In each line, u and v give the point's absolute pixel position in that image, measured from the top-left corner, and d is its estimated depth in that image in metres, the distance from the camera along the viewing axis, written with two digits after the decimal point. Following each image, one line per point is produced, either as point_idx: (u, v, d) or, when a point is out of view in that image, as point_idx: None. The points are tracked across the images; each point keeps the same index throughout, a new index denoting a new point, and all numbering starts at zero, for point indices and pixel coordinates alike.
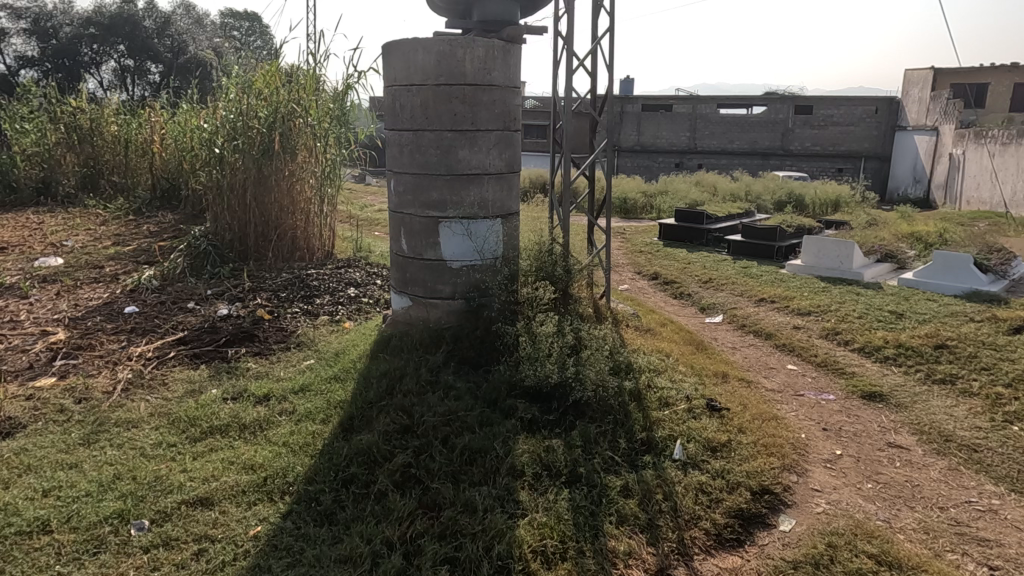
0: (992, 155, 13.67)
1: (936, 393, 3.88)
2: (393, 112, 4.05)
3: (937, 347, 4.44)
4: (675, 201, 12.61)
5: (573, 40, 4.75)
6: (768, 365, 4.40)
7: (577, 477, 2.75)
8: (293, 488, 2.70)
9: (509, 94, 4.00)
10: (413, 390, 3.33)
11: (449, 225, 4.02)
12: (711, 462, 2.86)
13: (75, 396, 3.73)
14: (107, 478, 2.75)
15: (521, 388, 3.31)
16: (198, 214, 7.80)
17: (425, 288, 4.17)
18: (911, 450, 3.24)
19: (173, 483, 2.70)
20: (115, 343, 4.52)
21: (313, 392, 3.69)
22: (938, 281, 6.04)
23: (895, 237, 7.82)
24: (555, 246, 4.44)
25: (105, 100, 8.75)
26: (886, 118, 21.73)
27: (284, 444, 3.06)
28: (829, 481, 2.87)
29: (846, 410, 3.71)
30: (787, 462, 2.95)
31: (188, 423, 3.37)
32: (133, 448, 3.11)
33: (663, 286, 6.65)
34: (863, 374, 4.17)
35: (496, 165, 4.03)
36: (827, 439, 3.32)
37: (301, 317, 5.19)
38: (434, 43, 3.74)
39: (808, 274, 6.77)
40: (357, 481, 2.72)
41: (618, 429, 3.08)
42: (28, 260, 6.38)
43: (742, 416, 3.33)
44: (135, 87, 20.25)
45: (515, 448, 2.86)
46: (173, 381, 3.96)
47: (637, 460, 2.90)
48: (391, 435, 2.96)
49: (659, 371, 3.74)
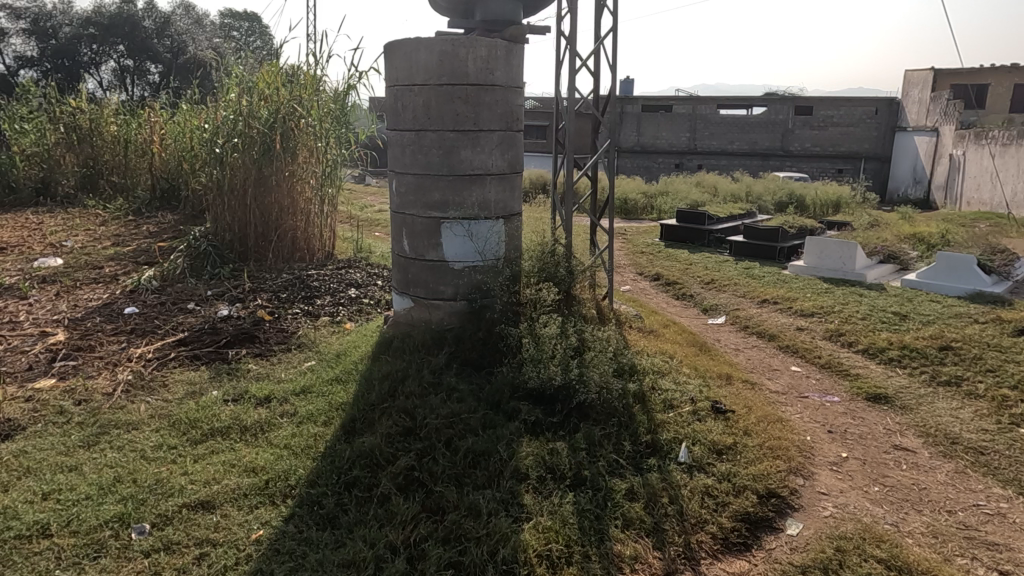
0: (992, 156, 13.65)
1: (941, 395, 3.86)
2: (395, 112, 4.03)
3: (942, 348, 4.42)
4: (675, 202, 12.59)
5: (576, 41, 4.73)
6: (771, 366, 4.38)
7: (582, 481, 2.72)
8: (295, 491, 2.67)
9: (512, 94, 3.98)
10: (415, 391, 3.31)
11: (451, 226, 3.99)
12: (717, 465, 2.84)
13: (74, 397, 3.71)
14: (108, 481, 2.72)
15: (524, 390, 3.29)
16: (197, 214, 7.77)
17: (427, 289, 4.14)
18: (918, 452, 3.22)
19: (174, 486, 2.67)
20: (114, 344, 4.49)
21: (314, 394, 3.67)
22: (940, 282, 6.03)
23: (897, 238, 7.80)
24: (557, 247, 4.42)
25: (104, 100, 8.73)
26: (887, 119, 21.73)
27: (285, 447, 3.04)
28: (836, 484, 2.85)
29: (851, 412, 3.68)
30: (793, 465, 2.93)
31: (188, 425, 3.34)
32: (133, 450, 3.08)
33: (665, 287, 6.63)
34: (868, 376, 4.15)
35: (498, 165, 4.01)
36: (832, 441, 3.29)
37: (302, 318, 5.16)
38: (437, 43, 3.72)
39: (810, 274, 6.76)
40: (359, 484, 2.69)
41: (622, 431, 3.05)
42: (27, 260, 6.36)
43: (747, 418, 3.30)
44: (135, 87, 20.22)
45: (519, 451, 2.84)
46: (173, 383, 3.93)
47: (643, 463, 2.88)
48: (394, 438, 2.93)
49: (663, 373, 3.72)
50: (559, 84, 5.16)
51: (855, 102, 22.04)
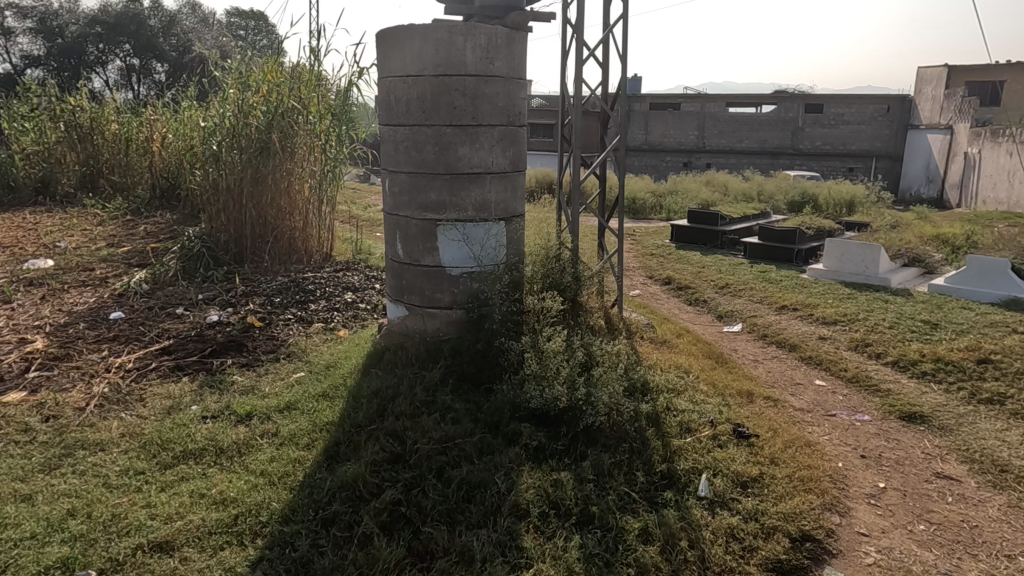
0: (1009, 155, 13.24)
1: (983, 414, 3.52)
2: (387, 107, 3.74)
3: (980, 361, 4.09)
4: (685, 202, 12.27)
5: (583, 29, 4.42)
6: (794, 380, 4.06)
7: (589, 518, 2.42)
8: (267, 529, 2.38)
9: (514, 85, 3.67)
10: (406, 411, 3.01)
11: (447, 229, 3.69)
12: (742, 502, 2.52)
13: (43, 413, 3.43)
14: (58, 516, 2.44)
15: (526, 411, 2.98)
16: (196, 215, 7.50)
17: (423, 297, 3.84)
18: (963, 482, 2.90)
19: (131, 524, 2.39)
20: (95, 353, 4.22)
21: (299, 411, 3.37)
22: (972, 287, 5.68)
23: (921, 240, 7.42)
24: (563, 251, 4.12)
25: (105, 98, 8.46)
26: (900, 117, 21.23)
27: (262, 474, 2.75)
28: (877, 523, 2.53)
29: (884, 434, 3.35)
30: (827, 501, 2.60)
31: (160, 446, 3.05)
32: (96, 477, 2.80)
33: (677, 291, 6.29)
34: (900, 392, 3.81)
35: (500, 162, 3.69)
36: (867, 468, 2.97)
37: (294, 325, 4.87)
38: (432, 31, 3.42)
39: (830, 279, 6.41)
40: (339, 522, 2.39)
41: (634, 459, 2.75)
42: (16, 261, 6.10)
43: (773, 444, 2.98)
44: (142, 86, 20.00)
45: (518, 484, 2.55)
46: (151, 397, 3.65)
47: (657, 497, 2.56)
48: (380, 466, 2.64)
49: (678, 392, 3.40)
50: (566, 76, 4.86)
51: (866, 99, 21.58)
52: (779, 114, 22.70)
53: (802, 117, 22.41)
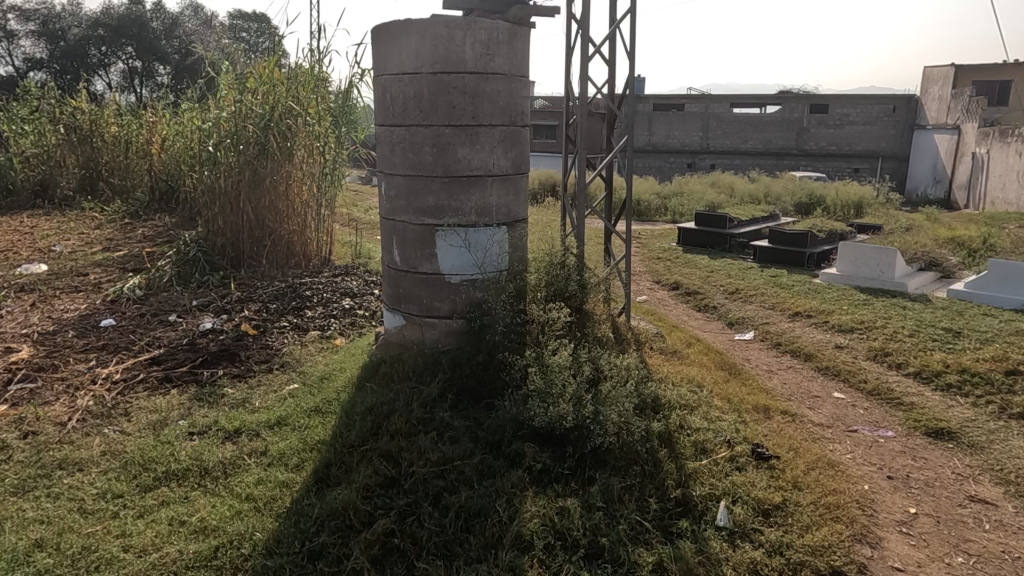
0: (1017, 155, 13.00)
1: (1015, 430, 3.31)
2: (383, 106, 3.56)
3: (1008, 373, 3.89)
4: (690, 204, 12.07)
5: (588, 25, 4.23)
6: (811, 393, 3.85)
7: (599, 551, 2.23)
8: (249, 563, 2.19)
9: (516, 84, 3.48)
10: (401, 429, 2.83)
11: (448, 234, 3.50)
12: (765, 533, 2.33)
13: (22, 429, 3.24)
14: (25, 549, 2.26)
15: (530, 429, 2.79)
16: (194, 218, 7.34)
17: (421, 305, 3.65)
18: (1000, 506, 2.69)
19: (101, 559, 2.21)
20: (82, 362, 4.04)
21: (290, 428, 3.19)
22: (993, 293, 5.48)
23: (936, 243, 7.20)
24: (568, 258, 3.93)
25: (105, 99, 8.31)
26: (907, 117, 20.86)
27: (247, 499, 2.56)
28: (911, 555, 2.33)
29: (911, 452, 3.15)
30: (857, 531, 2.40)
31: (141, 466, 2.87)
32: (70, 501, 2.61)
33: (686, 297, 6.09)
34: (925, 406, 3.60)
35: (501, 165, 3.51)
36: (895, 491, 2.77)
37: (290, 333, 4.69)
38: (430, 26, 3.23)
39: (844, 283, 6.19)
40: (326, 555, 2.20)
41: (646, 483, 2.56)
42: (9, 266, 5.94)
43: (795, 466, 2.79)
44: (145, 88, 19.90)
45: (522, 511, 2.36)
46: (136, 412, 3.46)
47: (671, 526, 2.37)
48: (373, 492, 2.45)
49: (691, 408, 3.20)
50: (570, 74, 4.68)
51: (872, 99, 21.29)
52: (784, 114, 22.47)
53: (806, 117, 22.17)
